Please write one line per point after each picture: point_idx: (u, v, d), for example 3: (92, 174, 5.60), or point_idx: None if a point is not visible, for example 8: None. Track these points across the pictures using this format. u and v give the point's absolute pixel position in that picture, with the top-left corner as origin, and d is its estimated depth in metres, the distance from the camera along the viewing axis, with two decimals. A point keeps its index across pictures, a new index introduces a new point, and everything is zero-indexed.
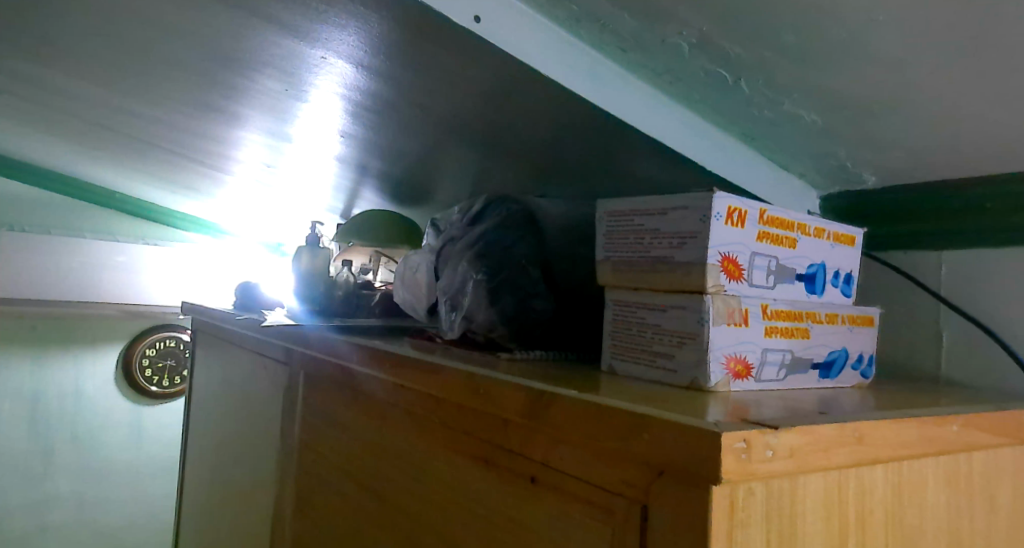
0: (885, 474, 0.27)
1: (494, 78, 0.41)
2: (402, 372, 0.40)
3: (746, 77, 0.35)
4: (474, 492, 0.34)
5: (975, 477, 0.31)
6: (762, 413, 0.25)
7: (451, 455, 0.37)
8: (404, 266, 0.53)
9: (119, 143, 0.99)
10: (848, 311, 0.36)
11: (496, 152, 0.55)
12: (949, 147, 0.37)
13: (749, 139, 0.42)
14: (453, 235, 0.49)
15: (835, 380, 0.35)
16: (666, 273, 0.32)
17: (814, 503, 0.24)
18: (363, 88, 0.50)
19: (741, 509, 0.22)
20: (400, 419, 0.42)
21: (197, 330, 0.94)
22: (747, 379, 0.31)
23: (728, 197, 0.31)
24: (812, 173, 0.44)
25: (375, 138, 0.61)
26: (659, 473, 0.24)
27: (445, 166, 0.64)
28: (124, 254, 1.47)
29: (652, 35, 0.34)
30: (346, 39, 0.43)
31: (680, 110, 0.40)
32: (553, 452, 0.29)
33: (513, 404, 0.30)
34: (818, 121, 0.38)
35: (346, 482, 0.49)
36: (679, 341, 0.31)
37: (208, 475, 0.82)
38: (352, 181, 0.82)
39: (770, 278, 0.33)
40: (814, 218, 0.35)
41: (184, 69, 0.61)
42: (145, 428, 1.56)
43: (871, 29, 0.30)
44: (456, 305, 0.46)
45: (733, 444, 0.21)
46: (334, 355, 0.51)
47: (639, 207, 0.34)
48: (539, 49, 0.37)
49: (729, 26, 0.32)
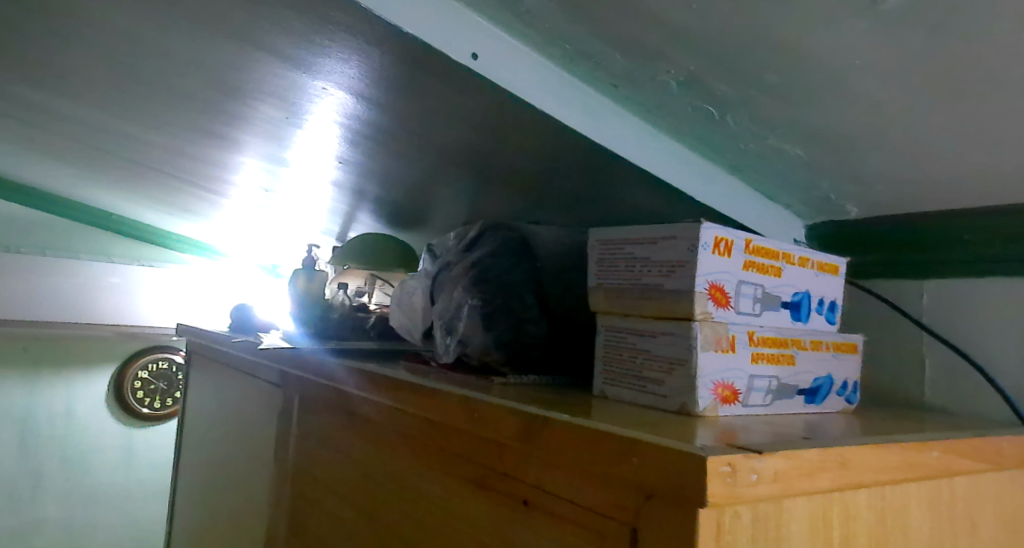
0: (868, 497, 0.27)
1: (489, 109, 0.43)
2: (397, 395, 0.41)
3: (732, 113, 0.37)
4: (467, 516, 0.35)
5: (957, 500, 0.31)
6: (751, 438, 0.26)
7: (445, 478, 0.37)
8: (400, 291, 0.54)
9: (115, 166, 1.00)
10: (832, 338, 0.37)
11: (490, 178, 0.57)
12: (928, 181, 0.39)
13: (736, 170, 0.43)
14: (448, 260, 0.50)
15: (820, 405, 0.36)
16: (656, 300, 0.33)
17: (800, 526, 0.25)
18: (360, 117, 0.51)
19: (727, 533, 0.23)
20: (394, 442, 0.43)
21: (191, 352, 0.94)
22: (734, 404, 0.32)
23: (715, 227, 0.32)
24: (798, 204, 0.46)
25: (372, 164, 0.63)
26: (648, 496, 0.24)
27: (439, 193, 0.65)
28: (119, 274, 1.47)
29: (642, 72, 0.36)
30: (346, 71, 0.44)
31: (669, 142, 0.42)
32: (545, 476, 0.30)
33: (506, 428, 0.31)
34: (802, 154, 0.39)
35: (339, 504, 0.49)
36: (669, 366, 0.32)
37: (202, 499, 0.82)
38: (347, 205, 0.84)
39: (756, 305, 0.34)
40: (798, 247, 0.36)
41: (187, 97, 0.62)
42: (135, 450, 1.55)
43: (850, 70, 0.31)
44: (452, 329, 0.47)
45: (719, 468, 0.22)
46: (329, 378, 0.51)
47: (629, 236, 0.35)
48: (534, 83, 0.38)
49: (715, 66, 0.33)
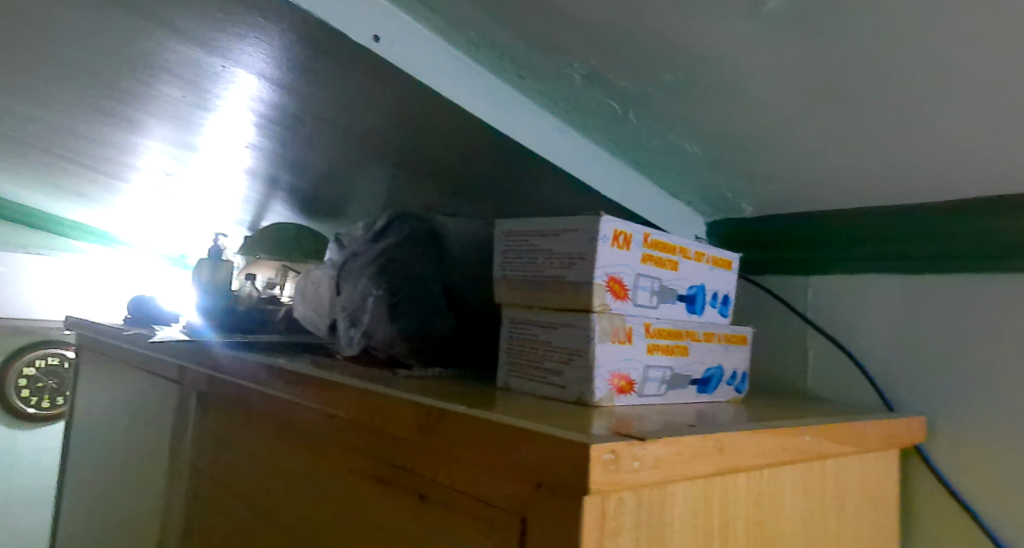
0: (746, 482, 0.29)
1: (396, 95, 0.42)
2: (295, 388, 0.40)
3: (632, 109, 0.38)
4: (364, 511, 0.34)
5: (828, 483, 0.33)
6: (642, 426, 0.27)
7: (343, 474, 0.36)
8: (306, 282, 0.52)
9: (2, 145, 0.93)
10: (723, 331, 0.38)
11: (401, 168, 0.56)
12: (814, 182, 0.41)
13: (640, 165, 0.44)
14: (355, 250, 0.48)
15: (711, 395, 0.37)
16: (557, 291, 0.34)
17: (681, 510, 0.26)
18: (265, 100, 0.50)
19: (611, 519, 0.23)
20: (293, 437, 0.42)
21: (84, 345, 0.88)
22: (629, 394, 0.33)
23: (614, 220, 0.33)
24: (698, 201, 0.47)
25: (279, 151, 0.61)
26: (537, 485, 0.24)
27: (351, 182, 0.64)
28: (5, 264, 1.37)
29: (545, 65, 0.36)
30: (247, 50, 0.43)
31: (575, 136, 0.42)
32: (440, 468, 0.29)
33: (403, 420, 0.31)
34: (700, 152, 0.40)
35: (236, 504, 0.47)
36: (568, 357, 0.33)
37: (91, 501, 0.77)
38: (257, 193, 0.81)
39: (653, 297, 0.34)
40: (694, 242, 0.37)
41: (77, 72, 0.58)
42: (21, 452, 1.45)
43: (739, 72, 0.32)
44: (357, 321, 0.46)
45: (601, 455, 0.22)
46: (227, 373, 0.50)
47: (533, 227, 0.35)
48: (439, 71, 0.38)
49: (615, 62, 0.34)
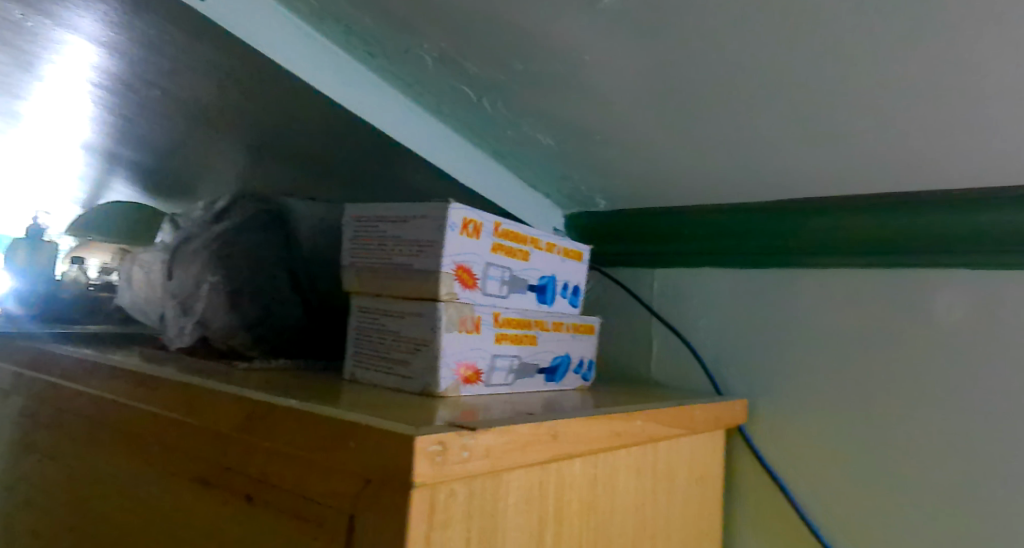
0: (581, 467, 0.29)
1: (231, 67, 0.39)
2: (113, 383, 0.36)
3: (484, 96, 0.37)
4: (188, 516, 0.31)
5: (660, 463, 0.35)
6: (485, 416, 0.26)
7: (163, 476, 0.33)
8: (137, 267, 0.48)
9: None
10: (572, 320, 0.39)
11: (248, 147, 0.52)
12: (659, 175, 0.42)
13: (494, 152, 0.44)
14: (190, 233, 0.45)
15: (560, 383, 0.38)
16: (404, 280, 0.33)
17: (513, 499, 0.26)
18: (90, 65, 0.44)
19: (439, 512, 0.23)
20: (107, 438, 0.38)
21: None
22: (477, 383, 0.32)
23: (463, 208, 0.32)
24: (553, 192, 0.48)
25: (107, 121, 0.55)
26: (364, 483, 0.23)
27: (193, 160, 0.59)
28: None
29: (393, 42, 0.35)
30: (57, 10, 0.37)
31: (428, 119, 0.41)
32: (266, 466, 0.28)
33: (227, 416, 0.29)
34: (551, 142, 0.41)
35: (39, 514, 0.42)
36: (414, 347, 0.32)
37: None
38: (87, 171, 0.73)
39: (504, 287, 0.34)
40: (545, 234, 0.37)
41: None
42: None
43: (584, 64, 0.33)
44: (188, 309, 0.42)
45: (427, 448, 0.22)
46: (37, 365, 0.44)
47: (383, 213, 0.34)
48: (277, 42, 0.35)
49: (463, 46, 0.33)
